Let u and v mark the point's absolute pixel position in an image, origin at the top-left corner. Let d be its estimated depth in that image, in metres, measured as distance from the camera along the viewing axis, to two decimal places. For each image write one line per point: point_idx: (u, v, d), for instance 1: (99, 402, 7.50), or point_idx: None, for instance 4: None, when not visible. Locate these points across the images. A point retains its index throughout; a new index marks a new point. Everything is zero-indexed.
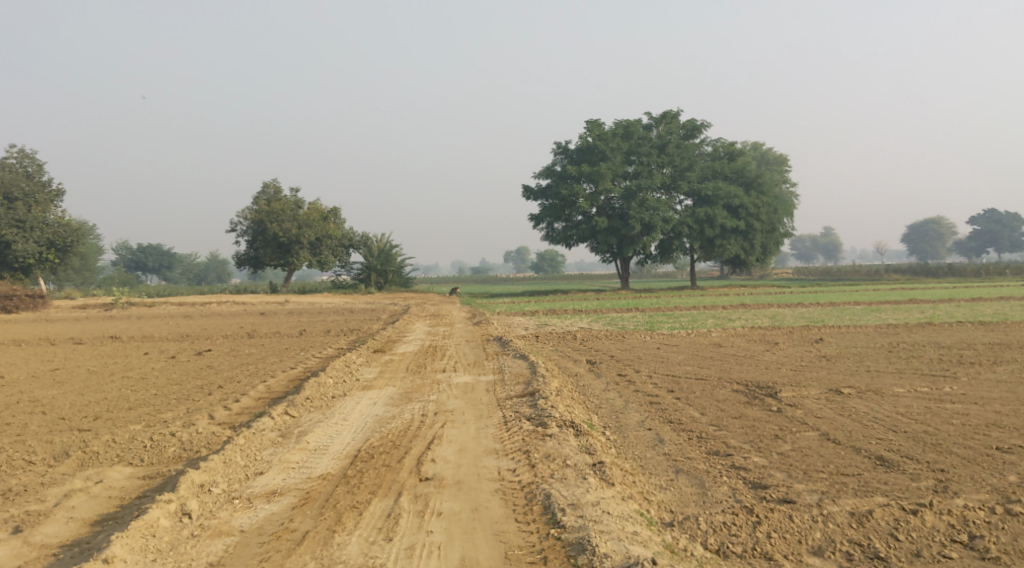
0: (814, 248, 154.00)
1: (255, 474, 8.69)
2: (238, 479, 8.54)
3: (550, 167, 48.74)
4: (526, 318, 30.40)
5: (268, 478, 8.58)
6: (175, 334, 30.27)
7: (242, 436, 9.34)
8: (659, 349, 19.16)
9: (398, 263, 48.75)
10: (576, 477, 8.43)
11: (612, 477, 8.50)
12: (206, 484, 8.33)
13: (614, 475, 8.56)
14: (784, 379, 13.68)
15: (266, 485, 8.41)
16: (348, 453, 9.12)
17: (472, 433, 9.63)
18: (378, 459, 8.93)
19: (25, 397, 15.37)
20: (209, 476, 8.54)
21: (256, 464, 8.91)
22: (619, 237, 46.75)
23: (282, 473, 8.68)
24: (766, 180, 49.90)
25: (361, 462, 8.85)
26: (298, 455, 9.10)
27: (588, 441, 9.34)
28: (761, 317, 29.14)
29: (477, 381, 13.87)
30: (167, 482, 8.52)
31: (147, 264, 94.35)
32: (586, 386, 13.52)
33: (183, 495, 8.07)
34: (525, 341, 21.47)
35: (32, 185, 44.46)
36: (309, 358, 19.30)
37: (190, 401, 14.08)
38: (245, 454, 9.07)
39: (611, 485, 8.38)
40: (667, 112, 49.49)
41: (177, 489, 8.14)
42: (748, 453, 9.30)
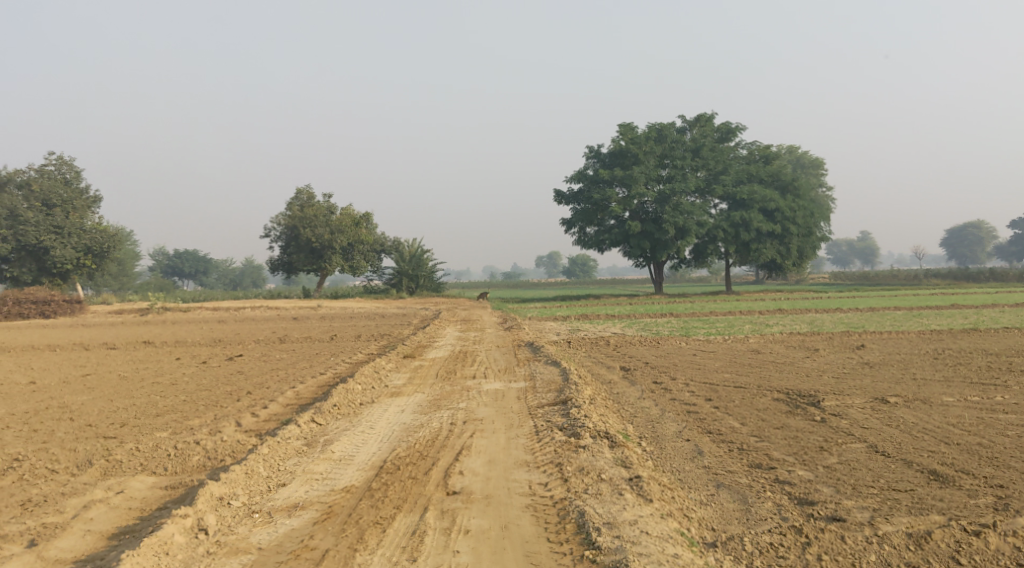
0: (851, 253, 151.92)
1: (277, 486, 8.42)
2: (260, 491, 8.28)
3: (582, 171, 48.36)
4: (558, 323, 30.04)
5: (292, 490, 8.31)
6: (209, 339, 30.30)
7: (266, 445, 9.07)
8: (695, 356, 18.72)
9: (430, 268, 48.59)
10: (611, 493, 8.08)
11: (650, 492, 8.12)
12: (226, 497, 8.08)
13: (652, 490, 8.18)
14: (826, 387, 13.20)
15: (288, 498, 8.15)
16: (373, 463, 8.83)
17: (503, 443, 9.29)
18: (404, 471, 8.62)
19: (55, 403, 15.30)
20: (229, 488, 8.29)
21: (279, 474, 8.65)
22: (652, 241, 46.25)
23: (305, 485, 8.41)
24: (802, 183, 49.10)
25: (387, 474, 8.56)
26: (322, 465, 8.82)
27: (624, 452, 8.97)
28: (800, 323, 28.54)
29: (508, 389, 13.55)
30: (187, 494, 8.29)
31: (184, 270, 95.22)
32: (621, 393, 13.14)
33: (201, 509, 7.84)
34: (557, 346, 21.12)
35: (70, 192, 44.90)
36: (339, 364, 19.10)
37: (218, 407, 13.90)
38: (268, 463, 8.81)
39: (649, 501, 8.01)
40: (701, 115, 48.95)
41: (195, 503, 7.90)
42: (792, 466, 8.88)
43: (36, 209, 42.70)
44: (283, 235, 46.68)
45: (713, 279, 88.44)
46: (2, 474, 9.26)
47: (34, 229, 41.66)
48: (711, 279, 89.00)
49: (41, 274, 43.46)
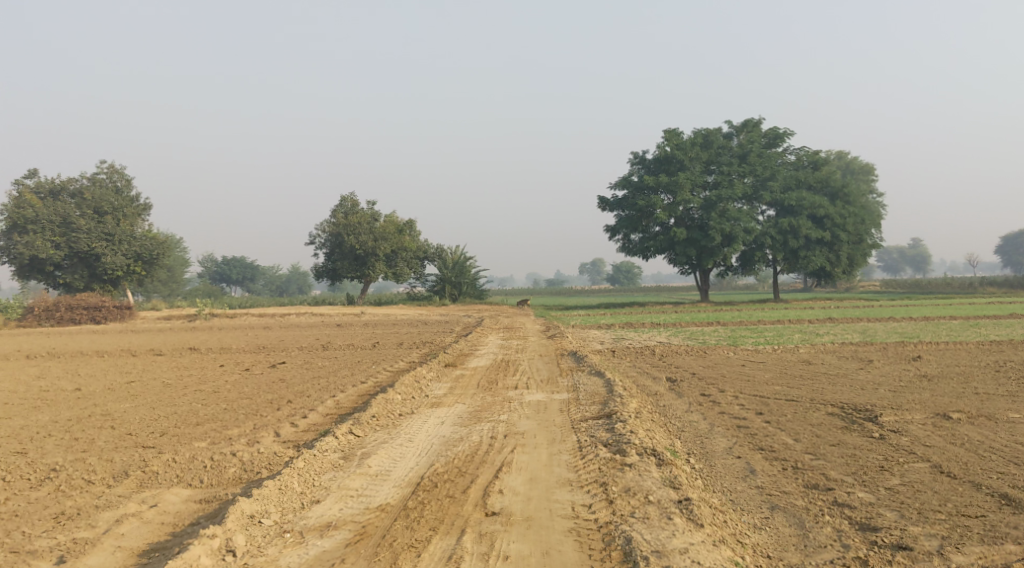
0: (902, 260, 148.97)
1: (311, 503, 8.17)
2: (293, 509, 8.04)
3: (627, 177, 47.88)
4: (602, 332, 29.61)
5: (326, 507, 8.06)
6: (253, 345, 30.42)
7: (301, 459, 8.83)
8: (743, 367, 18.21)
9: (473, 275, 48.42)
10: (660, 517, 7.70)
11: (701, 517, 7.73)
12: (257, 515, 7.85)
13: (704, 514, 7.79)
14: (882, 401, 12.67)
15: (321, 517, 7.90)
16: (410, 480, 8.55)
17: (546, 460, 8.96)
18: (442, 490, 8.33)
19: (97, 410, 15.31)
20: (262, 505, 8.06)
21: (313, 491, 8.40)
22: (698, 248, 45.63)
23: (339, 502, 8.15)
24: (853, 189, 47.98)
25: (424, 492, 8.28)
26: (359, 481, 8.57)
27: (673, 471, 8.58)
28: (851, 333, 27.79)
29: (550, 400, 13.21)
30: (219, 510, 8.08)
31: (231, 277, 96.38)
32: (668, 406, 12.74)
33: (231, 528, 7.62)
34: (601, 356, 20.72)
35: (121, 200, 45.55)
36: (380, 373, 18.92)
37: (258, 416, 13.76)
38: (303, 478, 8.57)
39: (700, 526, 7.62)
40: (748, 120, 48.18)
41: (225, 521, 7.68)
42: (851, 488, 8.42)
43: (88, 216, 43.38)
44: (327, 242, 46.87)
45: (760, 287, 87.19)
46: (39, 484, 9.15)
47: (86, 236, 42.31)
48: (758, 286, 87.74)
49: (92, 280, 44.12)
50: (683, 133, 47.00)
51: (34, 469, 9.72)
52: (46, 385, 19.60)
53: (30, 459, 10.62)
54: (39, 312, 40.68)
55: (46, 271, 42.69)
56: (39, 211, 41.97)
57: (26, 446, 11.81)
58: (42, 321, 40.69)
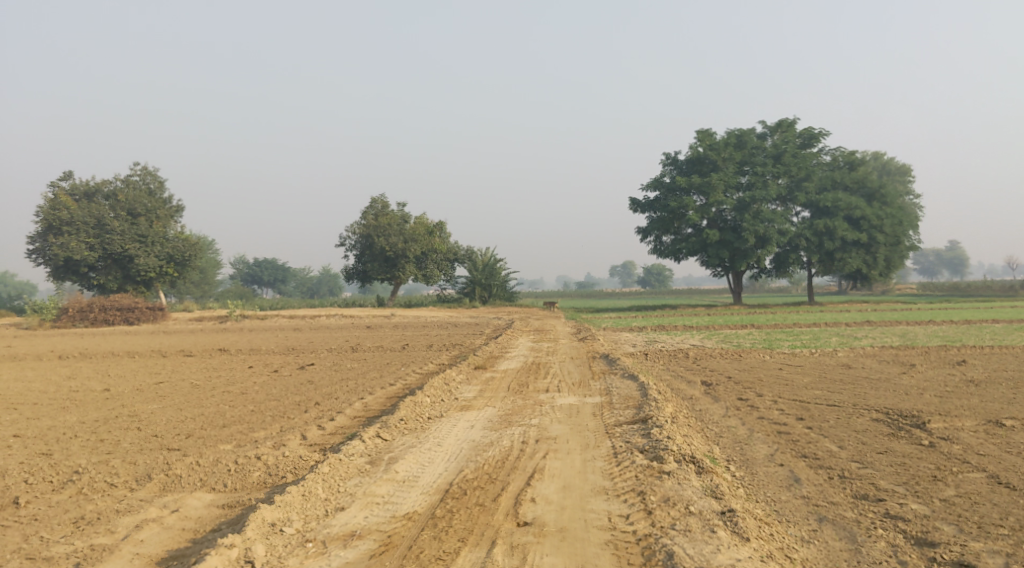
0: (938, 263, 146.69)
1: (335, 510, 7.90)
2: (316, 516, 7.76)
3: (659, 178, 47.37)
4: (634, 334, 29.17)
5: (350, 515, 7.78)
6: (283, 347, 30.34)
7: (326, 464, 8.56)
8: (781, 371, 17.74)
9: (503, 277, 48.14)
10: (703, 529, 7.34)
11: (747, 530, 7.36)
12: (279, 523, 7.58)
13: (749, 527, 7.41)
14: (929, 407, 12.18)
15: (346, 525, 7.62)
16: (439, 487, 8.25)
17: (579, 466, 8.62)
18: (471, 497, 8.02)
19: (125, 411, 15.19)
20: (284, 512, 7.79)
21: (338, 497, 8.13)
22: (731, 250, 45.03)
23: (364, 510, 7.87)
24: (890, 190, 47.06)
25: (452, 500, 7.97)
26: (385, 487, 8.28)
27: (714, 480, 8.22)
28: (890, 336, 27.16)
29: (583, 404, 12.85)
30: (240, 517, 7.83)
31: (263, 278, 96.96)
32: (704, 411, 12.34)
33: (250, 538, 7.36)
34: (634, 359, 20.31)
35: (154, 202, 45.81)
36: (409, 375, 18.67)
37: (285, 418, 13.55)
38: (327, 484, 8.30)
39: (745, 540, 7.26)
40: (782, 120, 47.43)
41: (245, 529, 7.43)
42: (903, 499, 8.01)
43: (122, 218, 43.69)
44: (358, 244, 46.86)
45: (793, 289, 86.04)
46: (60, 487, 8.97)
47: (120, 237, 42.58)
48: (791, 289, 86.64)
49: (126, 282, 44.40)
50: (716, 133, 46.41)
51: (57, 471, 9.54)
52: (76, 385, 19.57)
53: (54, 460, 10.46)
54: (74, 313, 41.01)
55: (81, 272, 43.00)
56: (74, 213, 42.32)
57: (51, 447, 11.67)
58: (77, 321, 41.01)
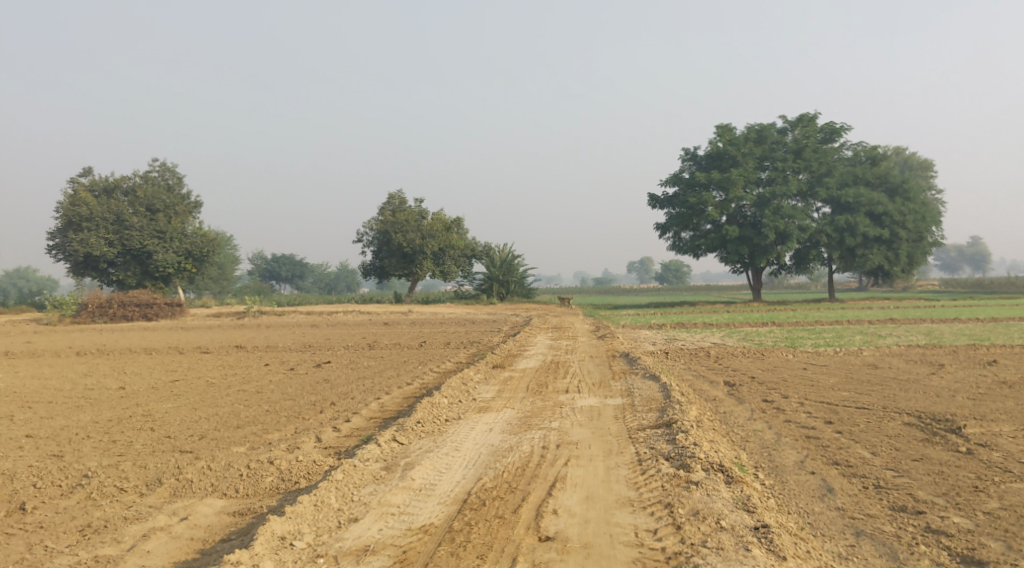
0: (960, 259, 145.23)
1: (349, 522, 7.62)
2: (328, 529, 7.49)
3: (678, 174, 46.89)
4: (653, 332, 28.83)
5: (365, 527, 7.50)
6: (299, 344, 30.16)
7: (339, 471, 8.29)
8: (806, 371, 17.33)
9: (521, 273, 47.80)
10: (736, 547, 7.02)
11: (783, 548, 7.03)
12: (289, 537, 7.31)
13: (785, 545, 7.09)
14: (963, 411, 11.79)
15: (359, 539, 7.34)
16: (456, 497, 7.96)
17: (603, 475, 8.32)
18: (490, 509, 7.73)
19: (140, 411, 14.99)
20: (294, 525, 7.53)
21: (351, 507, 7.85)
22: (751, 246, 44.53)
23: (379, 522, 7.59)
24: (913, 186, 46.37)
25: (470, 511, 7.69)
26: (401, 496, 8.01)
27: (744, 490, 7.90)
28: (916, 334, 26.67)
29: (604, 406, 12.52)
30: (249, 527, 7.57)
31: (280, 274, 97.18)
32: (729, 414, 12.00)
33: (260, 553, 7.09)
34: (654, 358, 19.94)
35: (172, 198, 45.77)
36: (426, 374, 18.40)
37: (300, 419, 13.29)
38: (341, 493, 8.03)
39: (782, 559, 6.94)
40: (803, 115, 46.81)
41: (254, 544, 7.16)
42: (945, 512, 7.68)
43: (140, 214, 43.69)
44: (375, 240, 46.68)
45: (812, 286, 85.30)
46: (69, 492, 8.73)
47: (138, 233, 42.55)
48: (810, 285, 85.97)
49: (144, 278, 44.42)
50: (736, 128, 45.90)
51: (66, 475, 9.31)
52: (92, 383, 19.41)
53: (65, 463, 10.23)
54: (93, 309, 41.03)
55: (100, 268, 43.06)
56: (93, 209, 42.33)
57: (63, 448, 11.45)
58: (96, 317, 41.04)
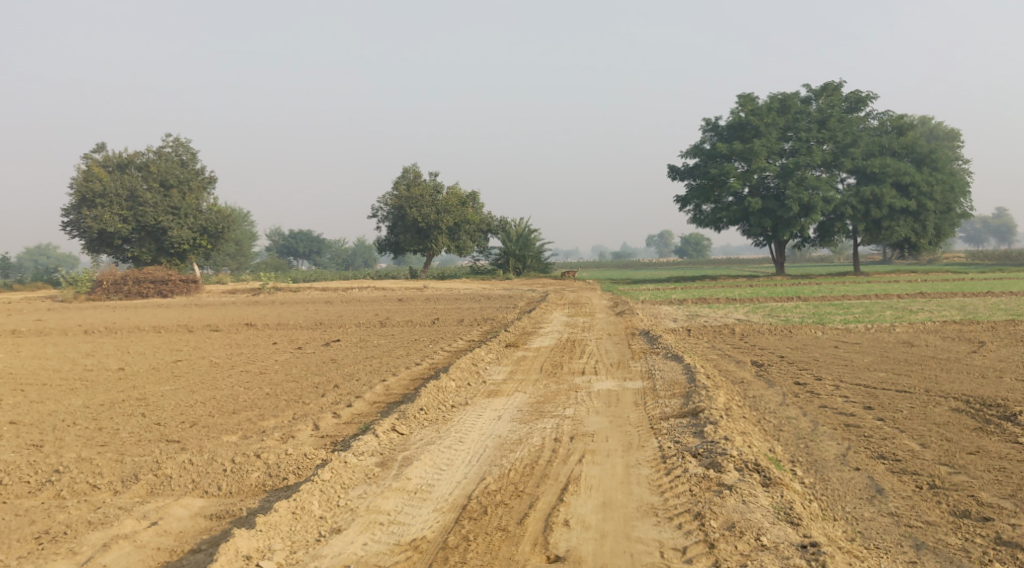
0: (985, 231, 142.94)
1: (332, 533, 6.86)
2: (308, 544, 6.72)
3: (698, 144, 45.71)
4: (674, 307, 27.92)
5: (348, 541, 6.74)
6: (311, 321, 29.44)
7: (326, 472, 7.51)
8: (838, 350, 16.38)
9: (538, 248, 46.85)
10: None
11: None
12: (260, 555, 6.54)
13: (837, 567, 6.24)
14: (1013, 394, 10.86)
15: (340, 557, 6.57)
16: (455, 504, 7.16)
17: (622, 475, 7.50)
18: (492, 519, 6.93)
19: (136, 393, 14.22)
20: (268, 539, 6.78)
21: (336, 515, 7.09)
22: (774, 218, 43.35)
23: (365, 535, 6.81)
24: (942, 155, 44.75)
25: (469, 522, 6.89)
26: (392, 501, 7.22)
27: (783, 495, 7.08)
28: (948, 309, 25.59)
29: (622, 391, 11.65)
30: (218, 538, 6.82)
31: (298, 250, 96.86)
32: (759, 399, 11.12)
33: None
34: (676, 335, 19.08)
35: (186, 173, 45.04)
36: (436, 353, 17.58)
37: (299, 404, 12.48)
38: (326, 497, 7.27)
39: None
40: (827, 83, 45.30)
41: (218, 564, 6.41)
42: (1015, 519, 6.90)
43: (154, 190, 43.02)
44: (390, 215, 45.93)
45: (835, 259, 83.91)
46: (37, 489, 8.01)
47: (152, 210, 41.89)
48: (833, 259, 84.54)
49: (159, 254, 43.85)
50: (759, 97, 44.55)
51: (37, 468, 8.54)
52: (92, 363, 18.73)
53: (42, 454, 9.45)
54: (107, 286, 40.50)
55: (115, 245, 42.54)
56: (106, 184, 41.73)
57: (44, 436, 10.67)
58: (111, 294, 40.50)
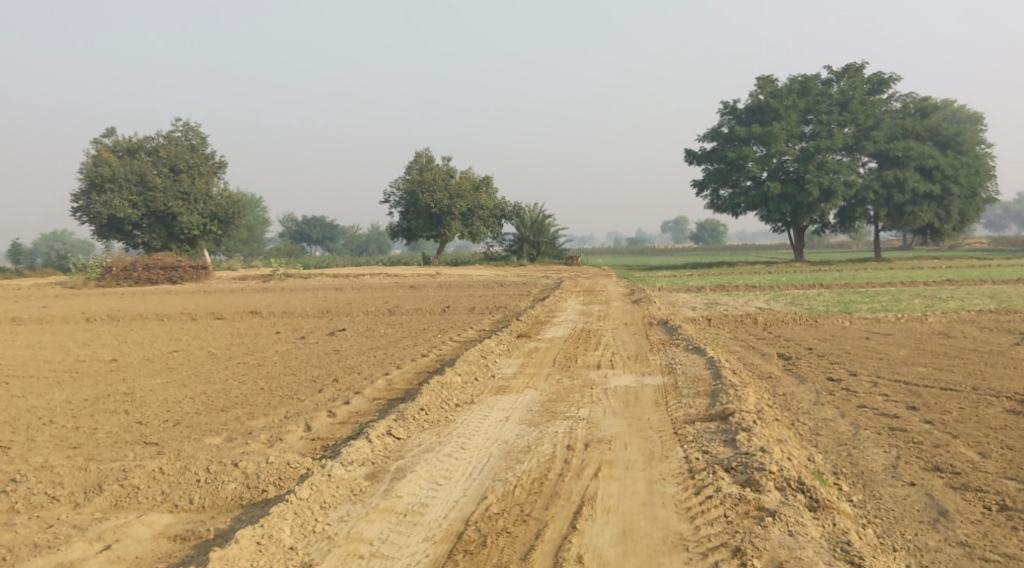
0: (1005, 217, 140.86)
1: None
2: None
3: (716, 128, 44.55)
4: (692, 295, 26.97)
5: None
6: (319, 309, 28.56)
7: (304, 490, 6.80)
8: (870, 341, 15.42)
9: (553, 234, 45.77)
10: None
11: None
12: None
13: None
14: None
15: None
16: (450, 533, 6.41)
17: (644, 495, 6.80)
18: (492, 553, 6.21)
19: (124, 387, 13.35)
20: None
21: (312, 543, 6.39)
22: (793, 204, 42.22)
23: None
24: (967, 138, 43.23)
25: (465, 557, 6.15)
26: (377, 528, 6.49)
27: (836, 523, 6.42)
28: (979, 297, 24.53)
29: (641, 387, 10.78)
30: None
31: (311, 236, 96.32)
32: (790, 397, 10.21)
33: None
34: (696, 326, 18.15)
35: (196, 157, 44.12)
36: (444, 345, 16.71)
37: (293, 400, 11.58)
38: (302, 521, 6.57)
39: None
40: (849, 65, 43.88)
41: None
42: None
43: (164, 175, 42.21)
44: (403, 200, 45.09)
45: (853, 246, 82.61)
46: None
47: (162, 195, 41.12)
48: (851, 245, 83.17)
49: (170, 240, 43.12)
50: (778, 79, 43.29)
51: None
52: (85, 353, 17.91)
53: (5, 459, 8.59)
54: (117, 272, 39.80)
55: (125, 230, 41.88)
56: (116, 169, 41.04)
57: (16, 436, 9.86)
58: (120, 280, 39.82)
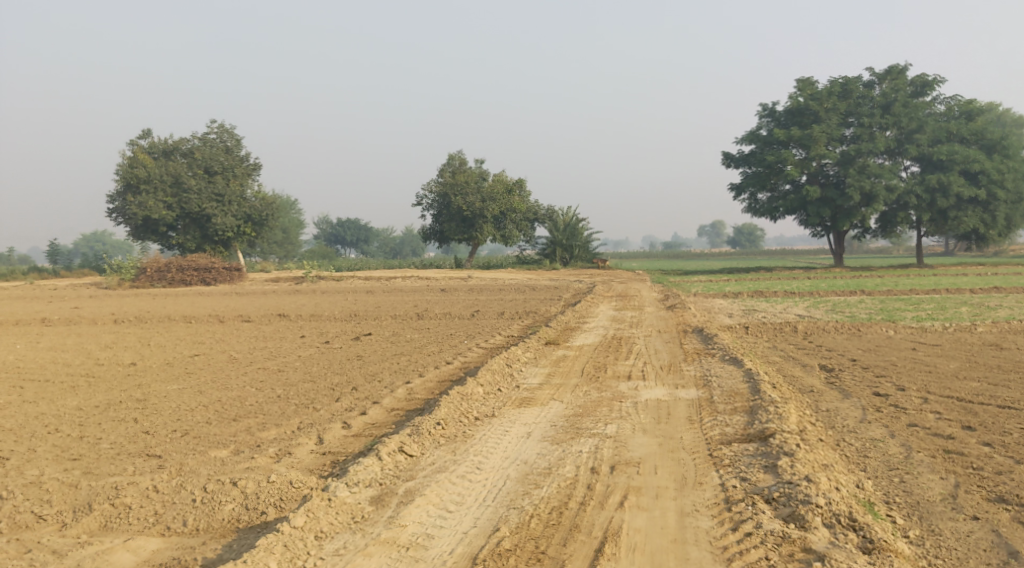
0: None
1: None
2: None
3: (754, 131, 43.65)
4: (728, 301, 26.21)
5: None
6: (347, 312, 28.16)
7: (300, 519, 6.45)
8: (917, 353, 14.59)
9: (586, 237, 45.04)
10: None
11: None
12: None
13: None
14: None
15: None
16: None
17: (675, 530, 6.32)
18: None
19: (137, 394, 12.95)
20: None
21: None
22: (833, 208, 41.19)
23: None
24: (1014, 141, 41.84)
25: None
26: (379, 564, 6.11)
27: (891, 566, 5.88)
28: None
29: (674, 401, 10.16)
30: None
31: (346, 239, 96.49)
32: (834, 414, 9.54)
33: None
34: (732, 334, 17.45)
35: (231, 159, 44.00)
36: (470, 351, 16.16)
37: (309, 409, 11.08)
38: (296, 555, 6.21)
39: None
40: (892, 66, 42.66)
41: None
42: None
43: (199, 176, 42.22)
44: (435, 203, 44.72)
45: (894, 251, 80.94)
46: None
47: (196, 197, 41.10)
48: (892, 251, 81.42)
49: (204, 242, 43.12)
50: (818, 81, 42.28)
51: None
52: (106, 356, 17.62)
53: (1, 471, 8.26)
54: (151, 273, 39.87)
55: (160, 231, 41.93)
56: (151, 170, 41.11)
57: (20, 445, 9.53)
58: (154, 282, 39.86)
